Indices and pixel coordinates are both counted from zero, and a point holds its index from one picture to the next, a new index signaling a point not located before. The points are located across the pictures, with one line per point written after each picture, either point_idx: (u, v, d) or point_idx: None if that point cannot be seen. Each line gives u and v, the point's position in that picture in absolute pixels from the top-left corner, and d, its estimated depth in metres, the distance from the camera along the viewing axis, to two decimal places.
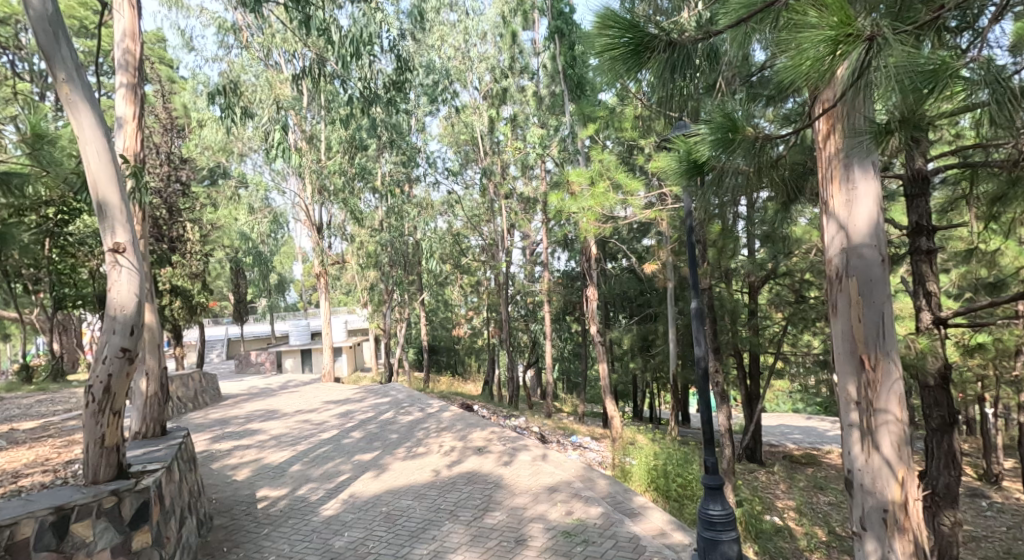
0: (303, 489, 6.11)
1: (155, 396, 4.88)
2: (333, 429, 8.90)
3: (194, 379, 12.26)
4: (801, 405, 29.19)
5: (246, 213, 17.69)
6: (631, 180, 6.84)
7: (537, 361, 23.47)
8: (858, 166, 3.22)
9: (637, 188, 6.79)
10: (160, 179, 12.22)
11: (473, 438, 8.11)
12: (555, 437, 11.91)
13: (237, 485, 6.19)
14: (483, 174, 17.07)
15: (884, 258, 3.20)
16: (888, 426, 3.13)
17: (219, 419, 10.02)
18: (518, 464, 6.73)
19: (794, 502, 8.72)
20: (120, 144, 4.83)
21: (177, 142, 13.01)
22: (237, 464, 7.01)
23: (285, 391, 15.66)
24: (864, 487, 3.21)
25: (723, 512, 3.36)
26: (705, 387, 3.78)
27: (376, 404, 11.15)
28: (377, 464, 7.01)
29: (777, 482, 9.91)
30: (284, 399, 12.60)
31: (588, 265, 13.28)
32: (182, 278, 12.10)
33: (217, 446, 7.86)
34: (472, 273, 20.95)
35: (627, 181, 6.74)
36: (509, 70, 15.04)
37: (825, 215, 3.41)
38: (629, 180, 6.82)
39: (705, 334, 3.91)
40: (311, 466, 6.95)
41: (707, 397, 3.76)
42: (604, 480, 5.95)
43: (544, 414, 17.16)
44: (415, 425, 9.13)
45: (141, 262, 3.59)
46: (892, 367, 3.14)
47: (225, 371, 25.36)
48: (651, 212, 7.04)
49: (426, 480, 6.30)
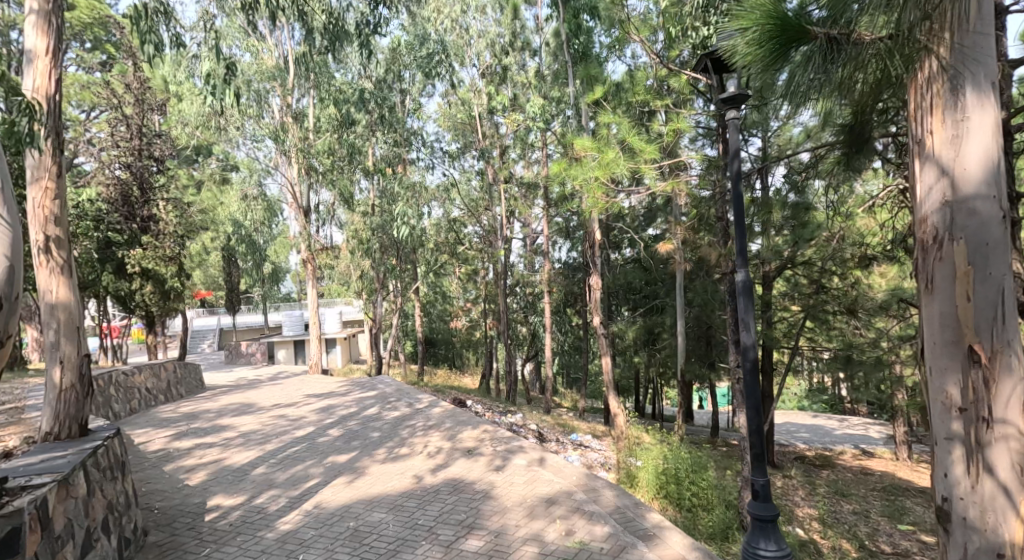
0: (263, 497, 5.29)
1: (72, 389, 4.03)
2: (309, 426, 8.07)
3: (169, 370, 11.44)
4: (806, 403, 28.33)
5: (238, 199, 16.90)
6: (644, 146, 5.94)
7: (536, 355, 22.66)
8: (972, 90, 2.41)
9: (652, 155, 5.93)
10: (132, 153, 11.30)
11: (464, 438, 7.28)
12: (554, 435, 11.06)
13: (189, 492, 5.39)
14: (481, 158, 16.30)
15: (1004, 215, 2.38)
16: (1008, 444, 2.30)
17: (190, 413, 9.22)
18: (511, 469, 5.89)
19: (817, 511, 7.94)
20: (28, 83, 3.99)
21: (151, 114, 12.10)
22: (194, 466, 6.18)
23: (270, 383, 14.80)
24: (968, 522, 2.38)
25: (776, 551, 2.65)
26: (753, 386, 3.00)
27: (362, 398, 10.35)
28: (353, 467, 6.19)
29: (796, 487, 9.09)
30: (264, 392, 11.80)
31: (591, 252, 12.47)
32: (153, 261, 11.24)
33: (177, 444, 7.04)
34: (471, 263, 20.14)
35: (641, 146, 5.90)
36: (510, 47, 14.45)
37: (917, 158, 2.60)
38: (642, 146, 5.93)
39: (752, 317, 3.12)
40: (277, 469, 6.13)
41: (755, 399, 2.98)
42: (611, 490, 5.12)
43: (543, 410, 16.28)
44: (401, 422, 8.30)
45: (10, 215, 2.75)
46: (1015, 364, 2.32)
47: (214, 363, 24.52)
48: (666, 183, 6.18)
49: (405, 488, 5.49)
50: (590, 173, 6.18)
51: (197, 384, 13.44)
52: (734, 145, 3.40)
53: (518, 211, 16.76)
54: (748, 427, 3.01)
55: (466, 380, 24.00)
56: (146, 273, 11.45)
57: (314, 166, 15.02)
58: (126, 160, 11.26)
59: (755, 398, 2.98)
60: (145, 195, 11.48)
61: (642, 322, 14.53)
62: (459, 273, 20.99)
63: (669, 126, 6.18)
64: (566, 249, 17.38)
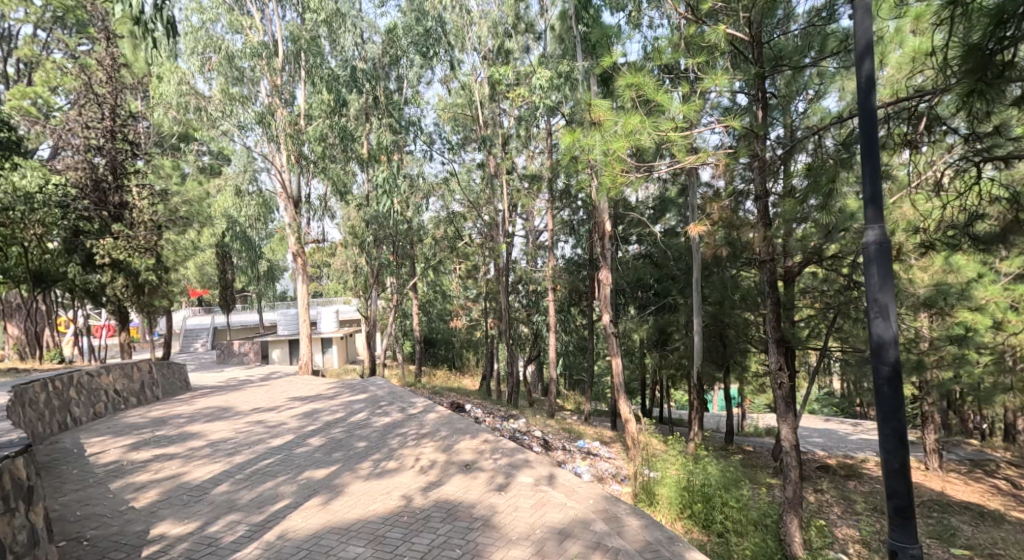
0: (219, 524, 4.42)
1: None
2: (287, 434, 7.19)
3: (145, 370, 10.59)
4: (816, 407, 27.46)
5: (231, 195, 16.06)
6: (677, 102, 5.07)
7: (538, 356, 21.80)
8: None
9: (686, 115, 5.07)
10: (104, 135, 10.42)
11: (461, 449, 6.39)
12: (560, 442, 10.19)
13: (131, 518, 4.52)
14: (483, 147, 15.47)
15: None
16: None
17: (159, 418, 8.37)
18: (516, 489, 5.01)
19: (856, 530, 7.03)
20: None
21: (125, 94, 11.24)
22: (146, 483, 5.30)
23: (256, 384, 13.91)
24: None
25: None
26: (891, 402, 2.69)
27: (350, 401, 9.49)
28: (331, 484, 5.33)
29: (831, 503, 8.17)
30: (247, 394, 10.94)
31: (602, 244, 11.55)
32: (125, 252, 10.39)
33: (133, 456, 6.17)
34: (471, 259, 19.29)
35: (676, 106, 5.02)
36: (514, 28, 13.67)
37: None
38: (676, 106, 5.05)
39: (890, 297, 2.74)
40: (242, 487, 5.25)
41: (897, 416, 2.66)
42: (636, 519, 4.24)
43: (547, 414, 15.39)
44: (390, 430, 7.43)
45: None
46: None
47: (205, 363, 23.67)
48: (697, 155, 5.39)
49: (389, 512, 4.62)
50: (608, 140, 5.41)
51: (181, 384, 12.62)
52: (864, 34, 2.98)
53: (521, 205, 15.90)
54: (885, 450, 2.69)
55: (465, 381, 23.11)
56: (117, 265, 10.67)
57: (306, 154, 14.49)
58: (97, 143, 10.37)
59: (897, 421, 2.66)
60: (119, 181, 10.59)
61: (653, 321, 13.70)
62: (459, 270, 20.28)
63: (706, 82, 5.16)
64: (570, 244, 16.50)
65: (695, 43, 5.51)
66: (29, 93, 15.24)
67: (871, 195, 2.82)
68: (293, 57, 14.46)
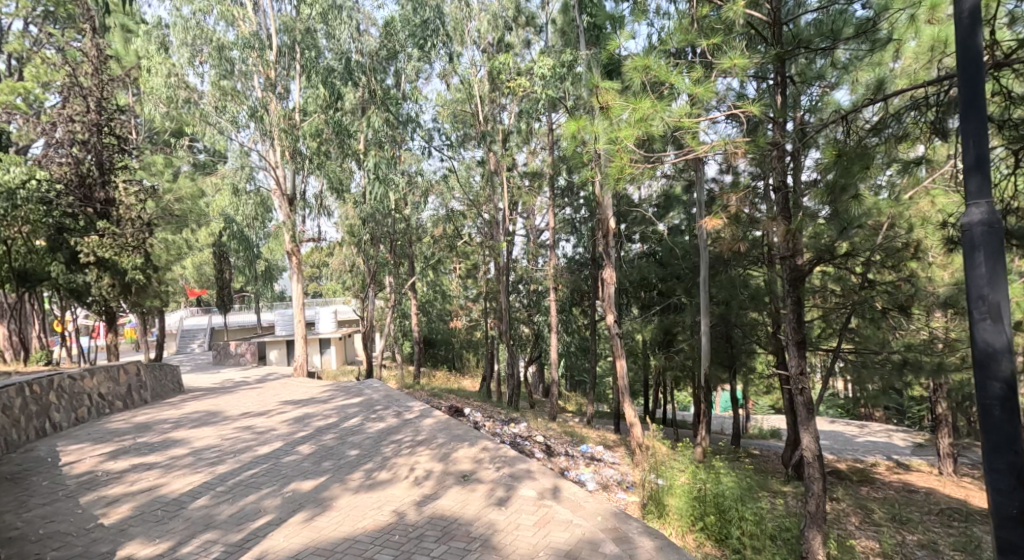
0: (193, 544, 4.04)
1: None
2: (275, 441, 6.81)
3: (133, 372, 10.20)
4: (821, 409, 27.14)
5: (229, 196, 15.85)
6: (696, 84, 4.71)
7: (539, 356, 21.46)
8: None
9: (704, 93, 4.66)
10: (90, 129, 10.04)
11: (458, 458, 6.01)
12: (563, 447, 9.81)
13: (98, 537, 4.15)
14: (483, 143, 15.11)
15: None
16: None
17: (143, 423, 7.99)
18: (518, 504, 4.64)
19: (877, 543, 6.63)
20: None
21: (113, 86, 10.89)
22: (119, 497, 4.92)
23: (250, 387, 13.53)
24: None
25: None
26: (1004, 428, 2.33)
27: (344, 405, 9.12)
28: (319, 498, 4.95)
29: (849, 513, 7.76)
30: (237, 397, 10.57)
31: (606, 242, 11.14)
32: (110, 250, 10.03)
33: (108, 466, 5.79)
34: (470, 258, 18.95)
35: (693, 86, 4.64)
36: (515, 21, 13.39)
37: None
38: (695, 87, 4.70)
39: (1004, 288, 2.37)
40: (222, 501, 4.87)
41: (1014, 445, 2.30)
42: (650, 540, 3.86)
43: (548, 417, 15.03)
44: (385, 436, 7.06)
45: None
46: None
47: (201, 364, 23.31)
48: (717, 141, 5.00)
49: (380, 530, 4.24)
50: (617, 127, 5.05)
51: (173, 387, 12.25)
52: None
53: (521, 202, 15.56)
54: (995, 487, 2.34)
55: (464, 383, 22.71)
56: (104, 263, 10.30)
57: (302, 151, 14.14)
58: (82, 137, 10.00)
59: (1011, 453, 2.31)
60: (105, 176, 10.26)
61: (657, 321, 13.28)
62: (459, 270, 19.92)
63: (726, 59, 4.69)
64: (572, 243, 16.15)
65: (708, 25, 5.17)
66: (16, 88, 14.83)
67: (978, 161, 2.40)
68: (288, 50, 14.21)
